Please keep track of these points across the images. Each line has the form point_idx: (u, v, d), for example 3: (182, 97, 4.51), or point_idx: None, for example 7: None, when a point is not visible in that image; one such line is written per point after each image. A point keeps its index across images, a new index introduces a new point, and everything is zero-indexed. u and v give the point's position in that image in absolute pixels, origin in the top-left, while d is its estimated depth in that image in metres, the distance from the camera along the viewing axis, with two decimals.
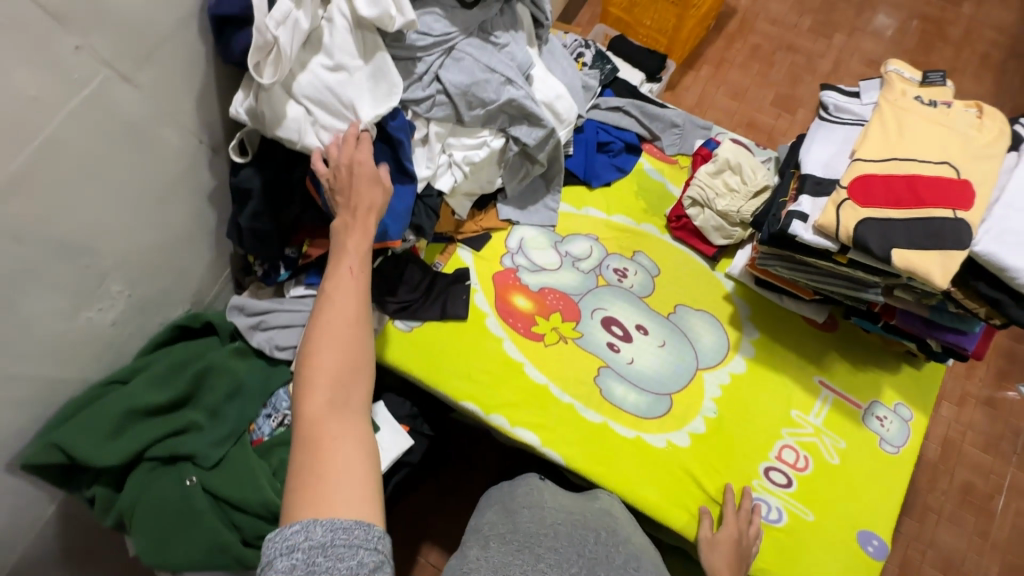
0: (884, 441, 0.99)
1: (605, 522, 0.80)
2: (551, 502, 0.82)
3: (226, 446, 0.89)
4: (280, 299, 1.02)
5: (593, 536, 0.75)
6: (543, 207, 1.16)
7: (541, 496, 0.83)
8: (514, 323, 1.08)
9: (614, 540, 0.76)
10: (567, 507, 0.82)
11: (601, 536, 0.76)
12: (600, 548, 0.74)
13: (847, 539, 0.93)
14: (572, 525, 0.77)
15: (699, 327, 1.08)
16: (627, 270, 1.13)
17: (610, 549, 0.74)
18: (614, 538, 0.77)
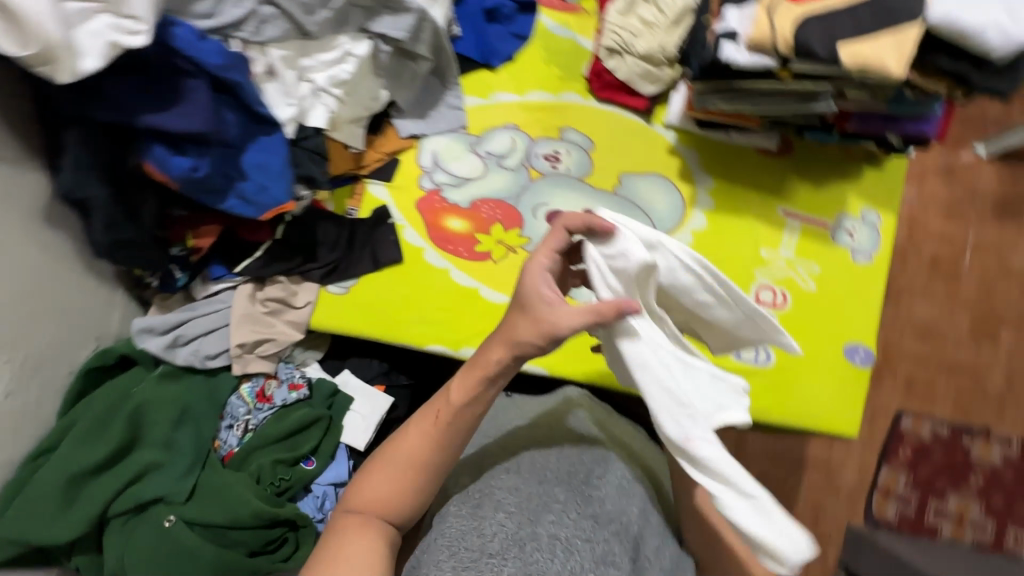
0: (855, 253, 0.96)
1: (597, 457, 0.78)
2: (521, 431, 0.82)
3: (195, 475, 0.83)
4: (192, 306, 0.91)
5: (557, 452, 0.77)
6: (445, 108, 0.99)
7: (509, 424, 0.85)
8: (454, 249, 0.98)
9: (581, 448, 0.80)
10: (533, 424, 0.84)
11: (566, 449, 0.79)
12: (566, 462, 0.76)
13: (834, 354, 0.94)
14: (536, 447, 0.79)
15: (651, 192, 0.98)
16: (560, 154, 0.99)
17: (577, 459, 0.77)
18: (581, 445, 0.80)
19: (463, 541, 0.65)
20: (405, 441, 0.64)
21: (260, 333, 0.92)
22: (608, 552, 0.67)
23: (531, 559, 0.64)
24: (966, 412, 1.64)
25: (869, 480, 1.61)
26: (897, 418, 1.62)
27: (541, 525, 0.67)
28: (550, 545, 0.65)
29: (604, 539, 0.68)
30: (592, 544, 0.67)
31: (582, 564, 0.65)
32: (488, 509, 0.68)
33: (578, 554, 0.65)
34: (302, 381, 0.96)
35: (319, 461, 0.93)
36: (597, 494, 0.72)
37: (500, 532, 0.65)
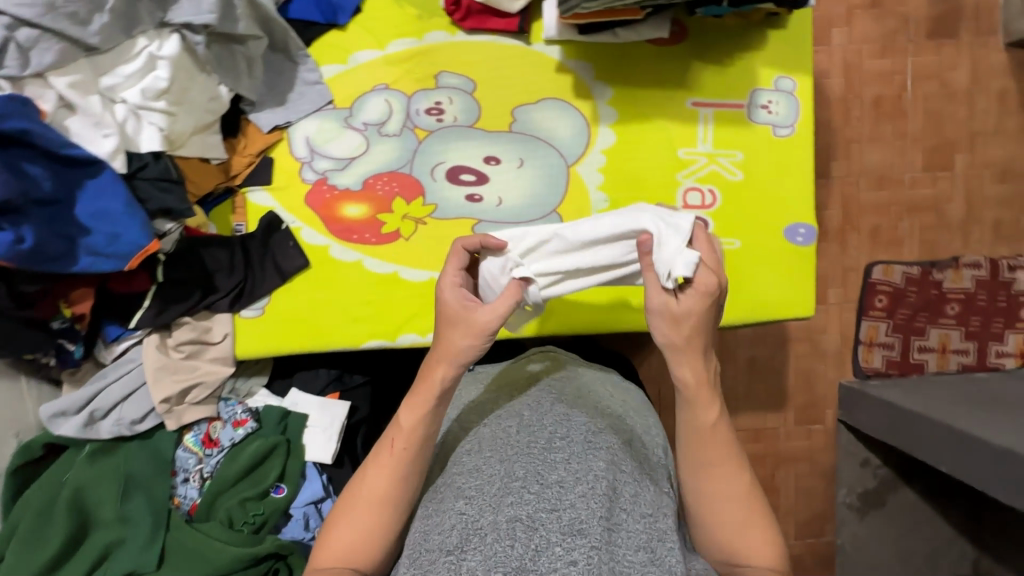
0: (776, 128, 0.90)
1: (558, 420, 0.73)
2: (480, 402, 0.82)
3: (159, 541, 0.80)
4: (101, 374, 0.84)
5: (515, 423, 0.72)
6: (303, 86, 0.88)
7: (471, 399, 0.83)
8: (360, 237, 0.91)
9: (542, 409, 0.75)
10: (495, 398, 0.82)
11: (526, 416, 0.74)
12: (526, 433, 0.71)
13: (775, 240, 0.90)
14: (496, 421, 0.75)
15: (550, 119, 0.90)
16: (442, 103, 0.89)
17: (536, 424, 0.73)
18: (541, 407, 0.76)
19: (425, 540, 0.63)
20: (363, 482, 0.65)
21: (187, 380, 0.86)
22: (577, 520, 0.61)
23: (490, 549, 0.59)
24: (934, 247, 1.63)
25: (851, 337, 1.63)
26: (868, 270, 1.61)
27: (500, 510, 0.62)
28: (510, 529, 0.61)
29: (571, 504, 0.63)
30: (558, 513, 0.62)
31: (547, 537, 0.60)
32: (448, 501, 0.66)
33: (541, 528, 0.60)
34: (247, 415, 0.91)
35: (290, 486, 0.90)
36: (559, 455, 0.68)
37: (458, 523, 0.63)
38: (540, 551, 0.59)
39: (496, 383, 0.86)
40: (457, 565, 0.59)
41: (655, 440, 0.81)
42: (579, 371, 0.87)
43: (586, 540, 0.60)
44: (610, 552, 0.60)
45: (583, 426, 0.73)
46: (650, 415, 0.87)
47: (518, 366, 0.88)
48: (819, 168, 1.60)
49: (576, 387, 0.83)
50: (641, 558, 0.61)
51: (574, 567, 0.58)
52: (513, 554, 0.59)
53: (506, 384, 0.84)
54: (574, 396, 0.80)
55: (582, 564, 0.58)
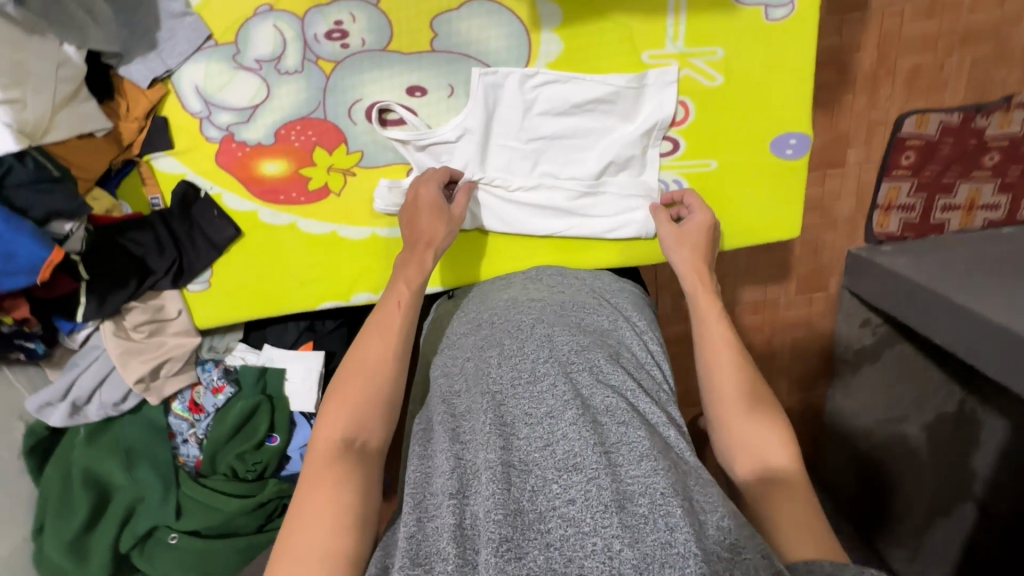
0: (770, 10, 0.70)
1: (542, 345, 0.72)
2: (455, 335, 0.80)
3: (174, 497, 0.90)
4: (72, 363, 0.87)
5: (499, 354, 0.72)
6: (171, 22, 0.72)
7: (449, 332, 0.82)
8: (288, 196, 0.82)
9: (521, 337, 0.74)
10: (475, 329, 0.79)
11: (507, 347, 0.73)
12: (511, 368, 0.70)
13: (758, 154, 0.77)
14: (478, 355, 0.74)
15: (479, 28, 0.72)
16: (343, 22, 0.72)
17: (518, 354, 0.72)
18: (522, 335, 0.74)
19: (426, 484, 0.65)
20: (360, 351, 0.68)
21: (156, 357, 0.88)
22: (573, 454, 0.60)
23: (489, 489, 0.58)
24: (982, 87, 1.37)
25: (867, 201, 1.46)
26: (900, 123, 1.37)
27: (493, 449, 0.62)
28: (504, 472, 0.60)
29: (565, 437, 0.62)
30: (552, 449, 0.62)
31: (543, 476, 0.60)
32: (443, 445, 0.66)
33: (535, 468, 0.60)
34: (224, 381, 0.95)
35: (282, 434, 0.97)
36: (545, 385, 0.68)
37: (457, 469, 0.63)
38: (537, 490, 0.59)
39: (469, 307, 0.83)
40: (460, 509, 0.59)
41: (642, 353, 0.76)
42: (563, 286, 0.81)
43: (583, 472, 0.59)
44: (612, 475, 0.58)
45: (565, 347, 0.72)
46: (635, 327, 0.80)
47: (490, 292, 0.83)
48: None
49: (559, 303, 0.79)
50: (643, 471, 0.58)
51: (573, 505, 0.56)
52: (511, 494, 0.58)
53: (485, 309, 0.81)
54: (556, 314, 0.77)
55: (580, 500, 0.56)
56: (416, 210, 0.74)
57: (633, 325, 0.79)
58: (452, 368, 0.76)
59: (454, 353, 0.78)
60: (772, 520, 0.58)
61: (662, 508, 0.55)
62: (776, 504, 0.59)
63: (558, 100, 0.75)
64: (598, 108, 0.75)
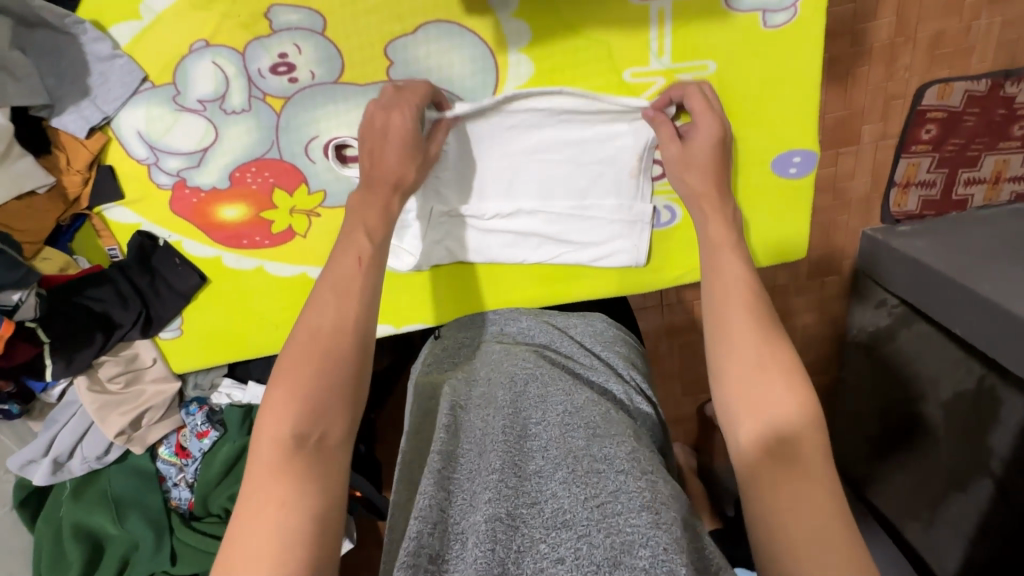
0: (767, 15, 0.61)
1: (533, 396, 0.69)
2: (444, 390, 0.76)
3: (168, 543, 0.89)
4: (52, 418, 0.85)
5: (489, 406, 0.67)
6: (100, 66, 0.65)
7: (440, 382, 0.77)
8: (251, 240, 0.77)
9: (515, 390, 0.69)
10: (467, 382, 0.74)
11: (497, 400, 0.69)
12: (501, 418, 0.67)
13: (758, 175, 0.69)
14: (469, 410, 0.70)
15: (438, 52, 0.64)
16: (289, 54, 0.65)
17: (507, 406, 0.68)
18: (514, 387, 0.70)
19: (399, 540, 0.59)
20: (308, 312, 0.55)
21: (134, 408, 0.86)
22: (563, 511, 0.56)
23: (472, 553, 0.53)
24: (1015, 48, 1.23)
25: (884, 180, 1.35)
26: (920, 93, 1.25)
27: (479, 509, 0.57)
28: (490, 530, 0.55)
29: (555, 493, 0.58)
30: (540, 507, 0.58)
31: (531, 533, 0.55)
32: (421, 499, 0.60)
33: (523, 521, 0.55)
34: (208, 426, 0.92)
35: None
36: (537, 442, 0.64)
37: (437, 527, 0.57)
38: (524, 545, 0.54)
39: (453, 353, 0.79)
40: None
41: (642, 414, 0.71)
42: (557, 339, 0.76)
43: (574, 532, 0.55)
44: (606, 532, 0.54)
45: (559, 400, 0.68)
46: (631, 382, 0.75)
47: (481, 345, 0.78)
48: None
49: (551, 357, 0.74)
50: (644, 522, 0.53)
51: (563, 564, 0.52)
52: (495, 554, 0.53)
53: (478, 365, 0.76)
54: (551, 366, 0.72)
55: (570, 560, 0.52)
56: (385, 139, 0.61)
57: (628, 380, 0.75)
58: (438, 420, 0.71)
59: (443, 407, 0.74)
60: (774, 523, 0.44)
61: (664, 563, 0.49)
62: (779, 497, 0.44)
63: (522, 117, 0.67)
64: (576, 118, 0.67)
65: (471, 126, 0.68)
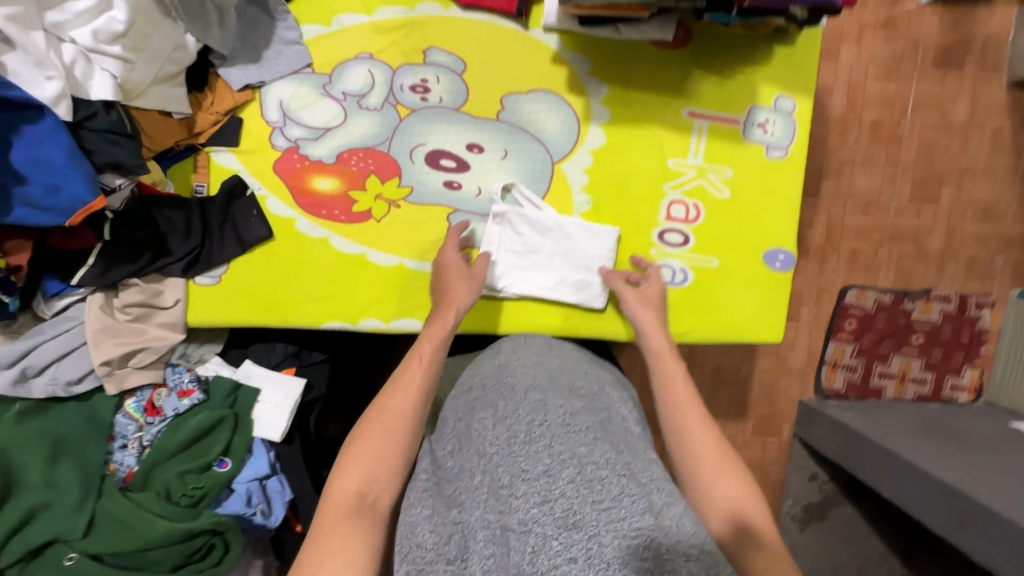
0: (770, 149, 0.88)
1: (532, 399, 0.60)
2: (451, 399, 0.70)
3: (90, 507, 0.78)
4: (40, 329, 0.80)
5: (491, 415, 0.59)
6: (280, 45, 0.83)
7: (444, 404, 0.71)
8: (329, 213, 0.86)
9: (515, 399, 0.61)
10: (467, 392, 0.68)
11: (500, 407, 0.61)
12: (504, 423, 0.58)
13: (752, 264, 0.89)
14: (470, 416, 0.63)
15: (539, 112, 0.86)
16: (428, 81, 0.85)
17: (510, 414, 0.59)
18: (515, 395, 0.62)
19: (413, 537, 0.53)
20: (384, 403, 0.63)
21: (133, 343, 0.82)
22: (571, 509, 0.49)
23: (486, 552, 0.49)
24: (909, 277, 1.51)
25: (816, 356, 1.51)
26: (843, 293, 1.49)
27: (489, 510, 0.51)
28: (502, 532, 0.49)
29: (563, 489, 0.50)
30: (550, 502, 0.50)
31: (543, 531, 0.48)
32: (438, 507, 0.56)
33: (534, 524, 0.48)
34: (193, 386, 0.88)
35: (234, 461, 0.88)
36: (541, 444, 0.54)
37: (455, 533, 0.52)
38: (536, 548, 0.47)
39: (466, 376, 0.74)
40: None
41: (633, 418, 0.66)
42: (554, 348, 0.79)
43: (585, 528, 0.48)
44: (613, 531, 0.47)
45: (560, 407, 0.59)
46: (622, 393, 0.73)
47: (484, 363, 0.74)
48: (810, 186, 1.45)
49: (551, 371, 0.69)
50: (647, 525, 0.47)
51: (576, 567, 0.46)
52: (511, 559, 0.47)
53: (477, 376, 0.70)
54: (546, 378, 0.66)
55: (582, 560, 0.46)
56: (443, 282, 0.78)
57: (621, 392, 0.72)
58: (445, 432, 0.65)
59: (446, 414, 0.68)
60: None
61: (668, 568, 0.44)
62: None
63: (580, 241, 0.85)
64: (625, 184, 0.87)
65: (558, 167, 0.87)
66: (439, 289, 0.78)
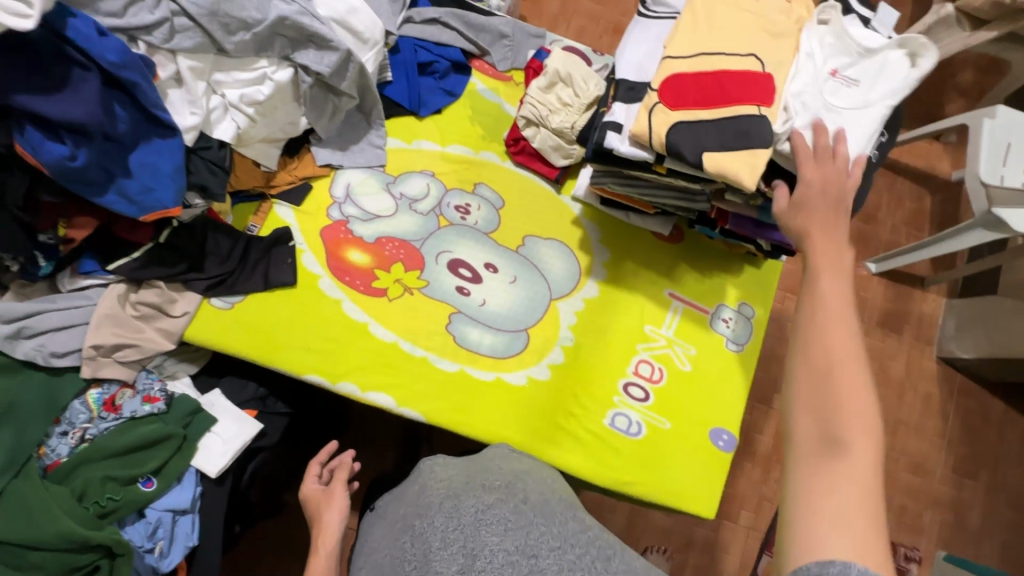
0: (729, 341, 1.04)
1: (447, 503, 0.63)
2: (377, 529, 0.71)
3: (4, 480, 0.78)
4: (52, 297, 0.86)
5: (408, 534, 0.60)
6: (367, 145, 1.03)
7: (370, 538, 0.72)
8: (352, 281, 0.97)
9: (429, 511, 0.63)
10: (390, 523, 0.69)
11: (416, 523, 0.63)
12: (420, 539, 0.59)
13: (700, 437, 0.98)
14: (392, 543, 0.64)
15: (550, 256, 1.04)
16: (470, 206, 1.04)
17: (425, 526, 0.61)
18: (430, 507, 0.63)
19: None
20: None
21: (123, 337, 0.86)
22: None
23: None
24: None
25: (749, 566, 1.48)
26: None
27: None
28: None
29: None
30: None
31: None
32: None
33: None
34: (160, 395, 0.89)
35: (160, 483, 0.85)
36: (453, 548, 0.55)
37: None
38: None
39: (392, 502, 0.75)
40: None
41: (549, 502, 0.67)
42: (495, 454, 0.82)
43: None
44: None
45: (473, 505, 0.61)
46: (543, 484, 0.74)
47: (406, 490, 0.75)
48: (764, 395, 1.60)
49: (471, 474, 0.71)
50: None
51: None
52: None
53: (399, 506, 0.71)
54: (463, 483, 0.68)
55: None
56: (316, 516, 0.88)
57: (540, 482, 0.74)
58: (370, 564, 0.65)
59: (371, 547, 0.69)
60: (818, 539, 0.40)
61: None
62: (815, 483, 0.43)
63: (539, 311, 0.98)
64: (605, 333, 1.01)
65: (556, 302, 1.02)
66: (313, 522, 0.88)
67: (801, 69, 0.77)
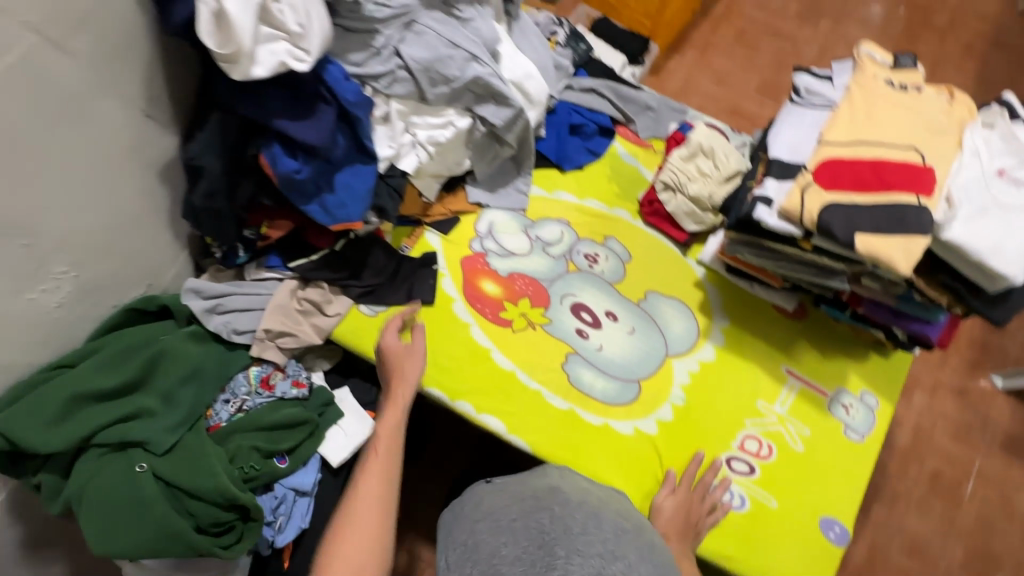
0: (848, 429, 1.00)
1: (584, 512, 0.69)
2: (495, 497, 0.77)
3: (182, 433, 0.87)
4: (239, 283, 1.01)
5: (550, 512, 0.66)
6: (513, 190, 1.14)
7: (484, 501, 0.78)
8: (482, 308, 1.06)
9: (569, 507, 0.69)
10: (515, 498, 0.75)
11: (555, 509, 0.69)
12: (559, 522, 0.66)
13: (811, 526, 0.94)
14: (522, 512, 0.70)
15: (670, 314, 1.07)
16: (598, 256, 1.11)
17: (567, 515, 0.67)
18: (569, 505, 0.70)
19: None
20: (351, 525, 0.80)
21: (286, 326, 0.98)
22: None
23: None
24: None
25: None
26: None
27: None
28: None
29: None
30: None
31: None
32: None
33: None
34: (306, 382, 1.00)
35: (292, 462, 0.94)
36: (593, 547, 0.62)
37: None
38: None
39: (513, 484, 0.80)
40: None
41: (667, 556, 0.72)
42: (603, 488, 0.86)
43: None
44: None
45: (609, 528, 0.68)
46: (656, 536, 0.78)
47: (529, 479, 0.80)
48: None
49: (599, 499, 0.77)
50: None
51: None
52: None
53: (525, 487, 0.77)
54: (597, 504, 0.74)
55: None
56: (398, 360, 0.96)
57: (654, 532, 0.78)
58: (490, 520, 0.71)
59: (490, 507, 0.75)
60: None
61: None
62: None
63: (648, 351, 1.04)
64: (718, 399, 1.01)
65: (672, 359, 1.04)
66: (391, 372, 0.95)
67: (966, 166, 0.79)
